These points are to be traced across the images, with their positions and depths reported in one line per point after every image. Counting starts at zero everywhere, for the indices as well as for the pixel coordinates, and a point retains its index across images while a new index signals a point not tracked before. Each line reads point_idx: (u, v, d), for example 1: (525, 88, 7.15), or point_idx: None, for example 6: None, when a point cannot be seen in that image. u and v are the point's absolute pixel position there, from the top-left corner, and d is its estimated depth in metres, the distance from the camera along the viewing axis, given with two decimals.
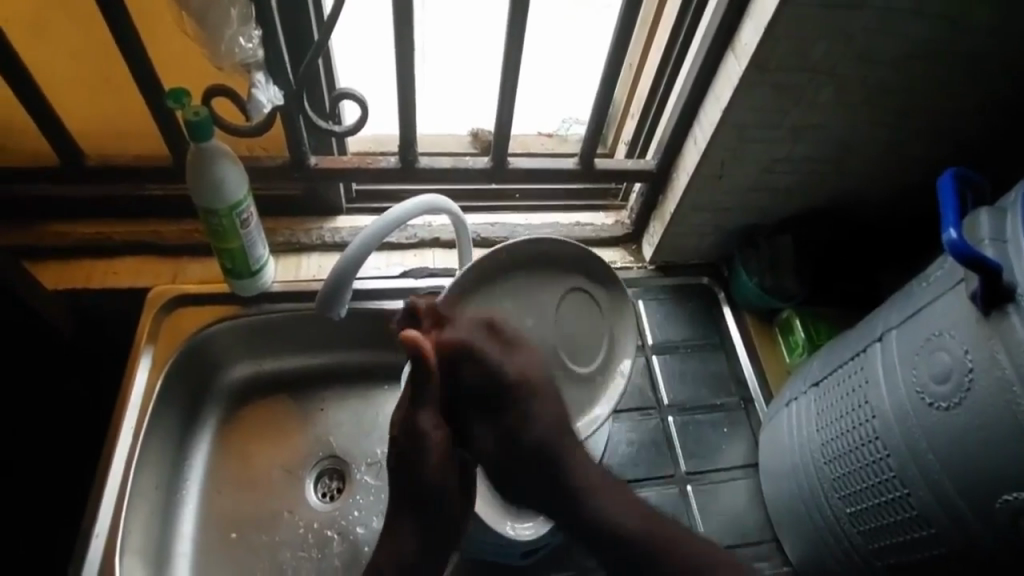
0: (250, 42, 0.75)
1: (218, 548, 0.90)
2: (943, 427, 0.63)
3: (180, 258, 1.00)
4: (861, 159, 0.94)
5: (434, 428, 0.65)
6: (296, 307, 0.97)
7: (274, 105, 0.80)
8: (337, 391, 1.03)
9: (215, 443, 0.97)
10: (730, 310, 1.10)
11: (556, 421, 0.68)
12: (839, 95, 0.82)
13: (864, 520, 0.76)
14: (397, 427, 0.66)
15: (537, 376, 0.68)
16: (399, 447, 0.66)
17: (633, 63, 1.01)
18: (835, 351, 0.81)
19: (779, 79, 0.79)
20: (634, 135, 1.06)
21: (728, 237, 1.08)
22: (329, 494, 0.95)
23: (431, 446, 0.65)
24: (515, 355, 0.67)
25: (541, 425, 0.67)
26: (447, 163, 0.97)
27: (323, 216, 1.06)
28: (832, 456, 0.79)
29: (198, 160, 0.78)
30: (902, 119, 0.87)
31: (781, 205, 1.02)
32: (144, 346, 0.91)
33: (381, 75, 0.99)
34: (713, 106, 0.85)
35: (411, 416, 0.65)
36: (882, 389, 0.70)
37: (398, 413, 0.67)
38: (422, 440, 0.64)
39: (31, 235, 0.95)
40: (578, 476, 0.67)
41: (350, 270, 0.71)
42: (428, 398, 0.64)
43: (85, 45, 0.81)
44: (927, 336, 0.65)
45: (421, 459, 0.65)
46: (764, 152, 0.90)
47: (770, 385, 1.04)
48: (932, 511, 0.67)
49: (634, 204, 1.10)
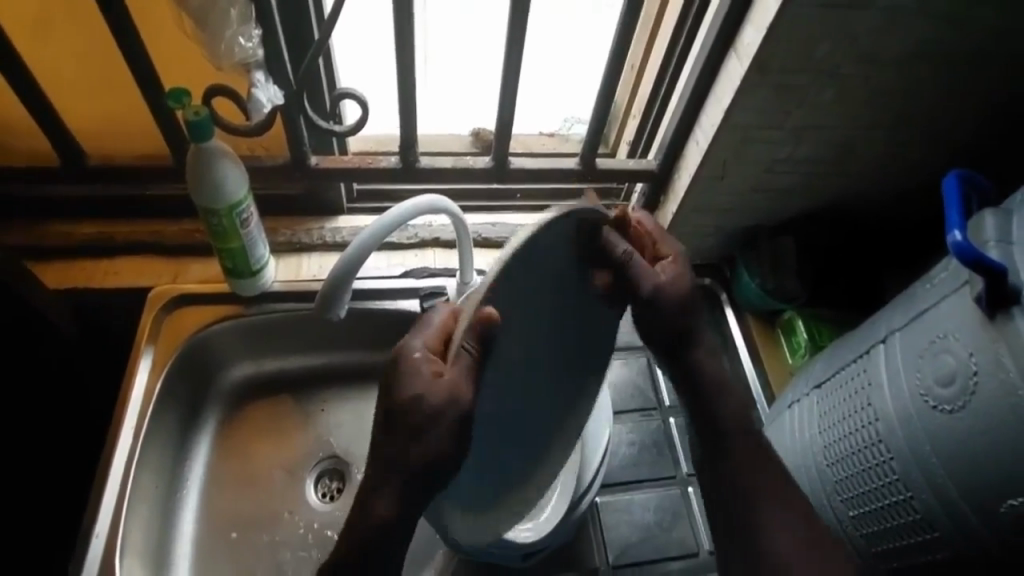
0: (250, 42, 0.75)
1: (217, 549, 0.90)
2: (946, 430, 0.63)
3: (181, 257, 0.99)
4: (864, 161, 0.93)
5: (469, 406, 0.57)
6: (294, 308, 0.97)
7: (274, 105, 0.79)
8: (337, 391, 1.02)
9: (215, 443, 0.97)
10: (732, 311, 1.09)
11: (680, 304, 0.68)
12: (841, 98, 0.81)
13: (866, 523, 0.75)
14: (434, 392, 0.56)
15: (665, 281, 0.67)
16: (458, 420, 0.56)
17: (635, 63, 1.01)
18: (837, 352, 0.80)
19: (783, 79, 0.78)
20: (636, 135, 1.05)
21: (729, 238, 1.08)
22: (330, 494, 0.95)
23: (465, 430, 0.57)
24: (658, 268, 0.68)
25: (707, 370, 0.68)
26: (447, 164, 0.96)
27: (322, 216, 1.06)
28: (834, 459, 0.78)
29: (198, 159, 0.78)
30: (905, 120, 0.87)
31: (782, 207, 1.01)
32: (144, 346, 0.91)
33: (381, 73, 0.99)
34: (715, 106, 0.85)
35: (456, 384, 0.56)
36: (886, 392, 0.70)
37: (430, 382, 0.56)
38: (466, 414, 0.56)
39: (33, 235, 0.95)
40: (693, 327, 0.69)
41: (348, 274, 0.71)
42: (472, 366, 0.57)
43: (87, 46, 0.80)
44: (931, 339, 0.64)
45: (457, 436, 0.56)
46: (766, 153, 0.90)
47: (771, 385, 1.04)
48: (935, 515, 0.66)
49: (636, 204, 1.10)
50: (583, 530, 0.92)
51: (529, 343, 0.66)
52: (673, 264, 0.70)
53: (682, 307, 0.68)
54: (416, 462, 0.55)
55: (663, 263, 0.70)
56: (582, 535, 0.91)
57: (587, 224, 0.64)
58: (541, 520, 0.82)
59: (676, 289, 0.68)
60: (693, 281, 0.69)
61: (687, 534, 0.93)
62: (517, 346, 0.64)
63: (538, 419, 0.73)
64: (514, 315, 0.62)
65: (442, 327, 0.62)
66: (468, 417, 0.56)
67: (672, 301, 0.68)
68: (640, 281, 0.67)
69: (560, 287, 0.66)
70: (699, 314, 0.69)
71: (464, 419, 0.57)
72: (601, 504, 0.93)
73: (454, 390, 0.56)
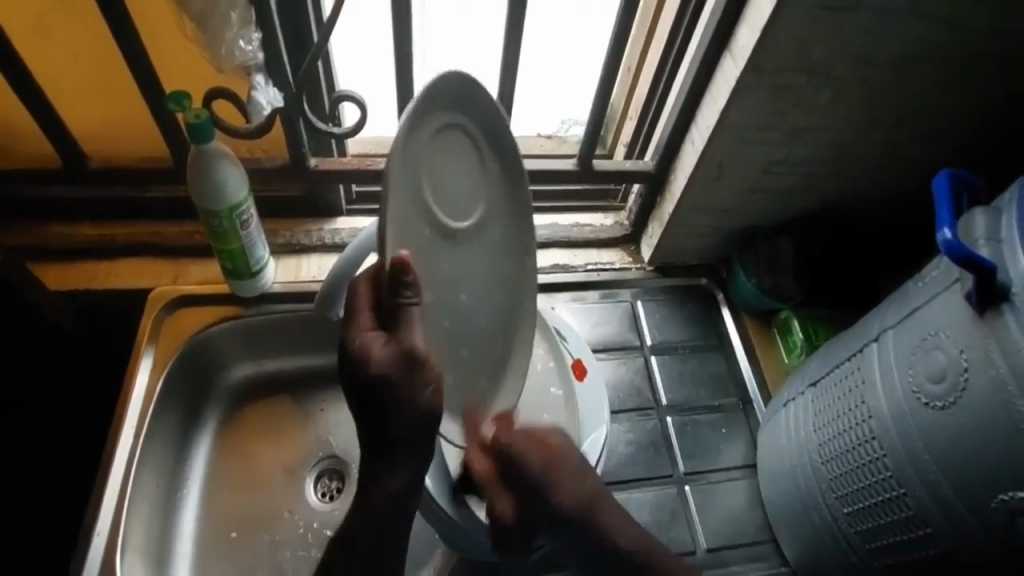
0: (250, 45, 0.76)
1: (217, 548, 0.90)
2: (939, 427, 0.63)
3: (181, 259, 1.00)
4: (859, 161, 0.94)
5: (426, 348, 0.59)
6: (292, 309, 0.98)
7: (273, 106, 0.81)
8: (336, 392, 1.03)
9: (215, 443, 0.97)
10: (729, 311, 1.10)
11: (574, 500, 0.71)
12: (835, 98, 0.82)
13: (861, 520, 0.76)
14: (383, 360, 0.58)
15: (554, 466, 0.71)
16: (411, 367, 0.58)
17: (632, 64, 1.01)
18: (832, 351, 0.81)
19: (777, 80, 0.79)
20: (633, 136, 1.06)
21: (726, 238, 1.08)
22: (329, 493, 0.96)
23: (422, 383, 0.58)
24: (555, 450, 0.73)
25: (629, 535, 0.72)
26: None
27: (322, 217, 1.07)
28: (829, 456, 0.79)
29: (197, 162, 0.79)
30: (899, 121, 0.87)
31: (778, 207, 1.02)
32: (145, 347, 0.92)
33: (379, 76, 1.00)
34: (710, 107, 0.86)
35: (401, 337, 0.58)
36: (879, 389, 0.71)
37: (380, 352, 0.58)
38: (422, 360, 0.58)
39: (34, 237, 0.96)
40: (614, 539, 0.71)
41: (347, 274, 0.72)
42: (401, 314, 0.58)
43: (88, 49, 0.81)
44: (923, 336, 0.65)
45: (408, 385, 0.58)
46: (762, 154, 0.90)
47: (768, 385, 1.04)
48: (928, 511, 0.67)
49: (633, 205, 1.11)
50: None
51: (448, 252, 0.68)
52: (560, 449, 0.74)
53: (582, 508, 0.71)
54: (410, 410, 0.59)
55: (549, 443, 0.74)
56: None
57: (464, 111, 0.69)
58: None
59: (572, 501, 0.71)
60: (581, 468, 0.74)
61: (685, 533, 0.94)
62: (440, 261, 0.66)
63: (487, 349, 0.75)
64: (420, 229, 0.62)
65: (368, 297, 0.61)
66: (424, 361, 0.58)
67: (580, 504, 0.71)
68: (523, 467, 0.71)
69: (458, 186, 0.69)
70: (600, 512, 0.72)
71: (418, 365, 0.58)
72: None
73: (402, 345, 0.58)
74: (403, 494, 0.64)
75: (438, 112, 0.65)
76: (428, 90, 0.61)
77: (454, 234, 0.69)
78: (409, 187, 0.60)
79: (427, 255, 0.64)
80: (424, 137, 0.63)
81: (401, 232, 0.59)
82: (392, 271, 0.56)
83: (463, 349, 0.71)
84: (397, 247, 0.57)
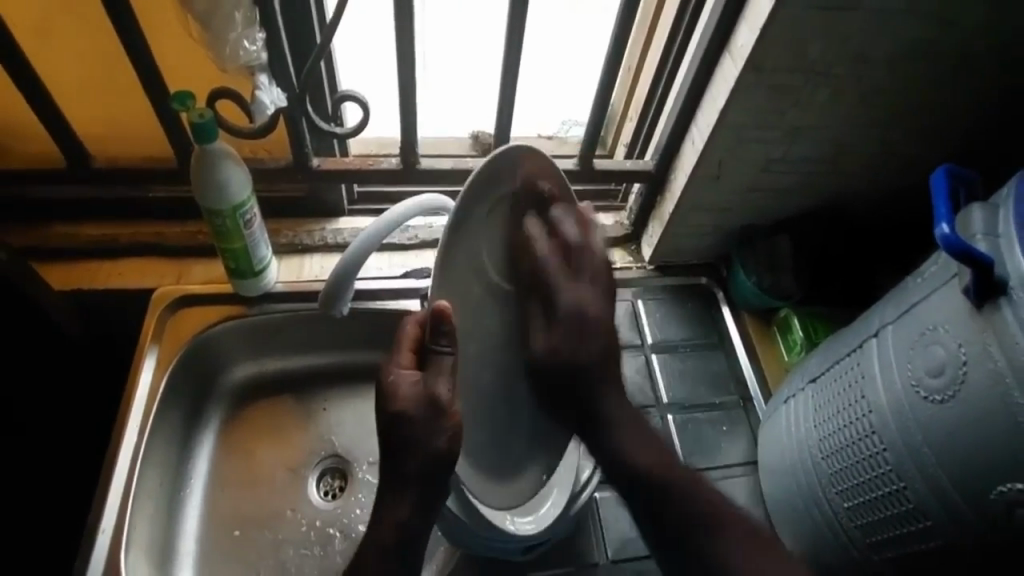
0: (254, 45, 0.77)
1: (221, 546, 0.91)
2: (937, 420, 0.64)
3: (184, 259, 1.01)
4: (856, 159, 0.95)
5: (451, 396, 0.65)
6: (295, 307, 0.99)
7: (277, 106, 0.81)
8: (339, 390, 1.03)
9: (218, 442, 0.98)
10: (729, 310, 1.11)
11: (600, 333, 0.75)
12: (833, 97, 0.83)
13: (861, 514, 0.77)
14: (410, 396, 0.65)
15: (591, 303, 0.74)
16: (432, 409, 0.64)
17: (631, 65, 1.03)
18: (832, 347, 0.82)
19: (777, 78, 0.79)
20: (633, 136, 1.07)
21: (725, 237, 1.09)
22: (332, 492, 0.96)
23: (443, 423, 0.64)
24: (573, 260, 0.74)
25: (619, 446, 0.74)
26: (447, 164, 0.98)
27: (324, 217, 1.07)
28: (829, 451, 0.79)
29: (202, 162, 0.79)
30: (896, 120, 0.88)
31: (777, 206, 1.03)
32: (148, 346, 0.92)
33: (381, 76, 1.01)
34: (710, 106, 0.87)
35: (430, 382, 0.65)
36: (878, 384, 0.71)
37: (410, 390, 0.65)
38: (446, 405, 0.64)
39: (39, 238, 0.96)
40: (604, 408, 0.75)
41: (351, 272, 0.72)
42: (436, 360, 0.65)
43: (94, 51, 0.82)
44: (921, 331, 0.66)
45: (424, 427, 0.64)
46: (761, 152, 0.91)
47: (768, 383, 1.05)
48: (927, 504, 0.67)
49: (634, 205, 1.11)
50: (583, 525, 0.92)
51: (495, 310, 0.72)
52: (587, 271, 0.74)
53: (575, 335, 0.73)
54: (427, 450, 0.64)
55: (588, 225, 0.74)
56: (583, 529, 0.92)
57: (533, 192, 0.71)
58: (541, 512, 0.82)
59: (567, 331, 0.73)
60: (603, 292, 0.76)
61: None
62: (483, 314, 0.71)
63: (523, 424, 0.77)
64: (467, 284, 0.69)
65: (413, 337, 0.68)
66: (447, 409, 0.64)
67: (593, 321, 0.74)
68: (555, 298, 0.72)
69: (507, 251, 0.72)
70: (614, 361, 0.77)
71: (442, 410, 0.64)
72: (601, 500, 0.94)
73: (431, 389, 0.64)
74: (411, 521, 0.67)
75: (506, 187, 0.70)
76: (485, 167, 0.66)
77: (504, 296, 0.72)
78: (461, 245, 0.68)
79: (467, 307, 0.70)
80: (479, 207, 0.68)
81: (441, 284, 0.66)
82: (433, 319, 0.63)
83: (499, 413, 0.75)
84: (439, 298, 0.65)
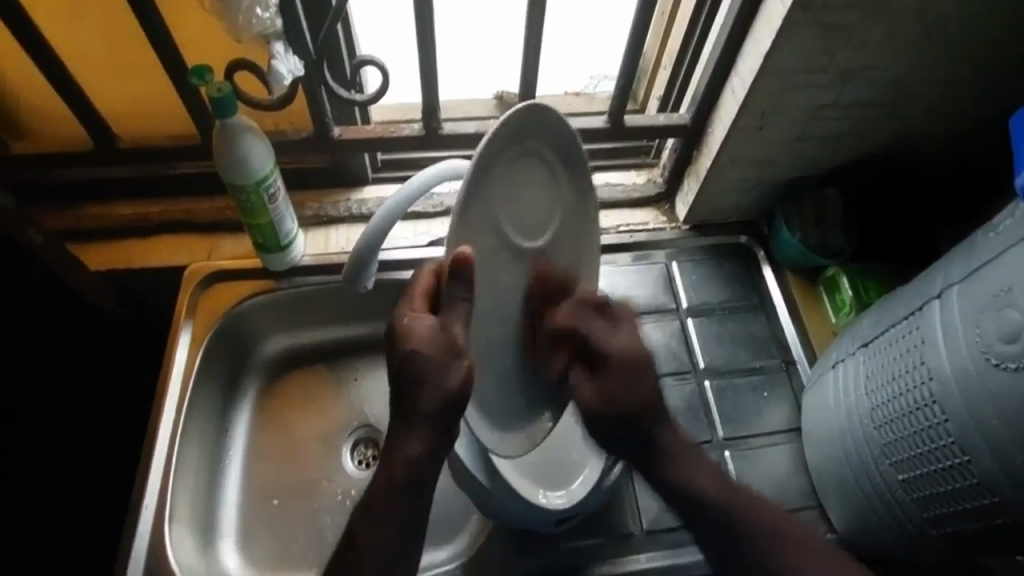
0: (267, 12, 0.74)
1: (261, 513, 0.94)
2: (1010, 390, 0.58)
3: (211, 234, 1.01)
4: (918, 103, 0.86)
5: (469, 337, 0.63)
6: (327, 279, 0.98)
7: (295, 76, 0.78)
8: (369, 360, 1.04)
9: (255, 414, 1.00)
10: (772, 270, 1.05)
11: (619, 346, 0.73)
12: (893, 34, 0.74)
13: (918, 487, 0.72)
14: (425, 339, 0.63)
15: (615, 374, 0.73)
16: (445, 348, 0.63)
17: (666, 8, 0.94)
18: (887, 309, 0.76)
19: (829, 16, 0.71)
20: (668, 87, 1.00)
21: (768, 192, 1.02)
22: (365, 461, 0.98)
23: (457, 364, 0.63)
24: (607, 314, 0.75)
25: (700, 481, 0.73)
26: (470, 128, 0.94)
27: (350, 187, 1.06)
28: (883, 420, 0.74)
29: (222, 136, 0.78)
30: (967, 56, 0.79)
31: (828, 157, 0.95)
32: (183, 321, 0.94)
33: (400, 38, 0.96)
34: (753, 50, 0.79)
35: (445, 326, 0.63)
36: (941, 350, 0.65)
37: (425, 333, 0.64)
38: (460, 347, 0.63)
39: (71, 218, 0.98)
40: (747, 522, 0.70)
41: (374, 245, 0.70)
42: (453, 299, 0.62)
43: (109, 29, 0.81)
44: (994, 292, 0.59)
45: (436, 366, 0.63)
46: (809, 99, 0.83)
47: (814, 346, 1.00)
48: (994, 479, 0.63)
49: (667, 160, 1.05)
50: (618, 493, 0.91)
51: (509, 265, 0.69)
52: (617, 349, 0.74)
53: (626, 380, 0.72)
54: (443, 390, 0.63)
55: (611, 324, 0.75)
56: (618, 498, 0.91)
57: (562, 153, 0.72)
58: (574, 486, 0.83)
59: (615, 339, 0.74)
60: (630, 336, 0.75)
61: None
62: (500, 270, 0.67)
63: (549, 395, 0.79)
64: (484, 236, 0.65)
65: (426, 286, 0.68)
66: (461, 350, 0.62)
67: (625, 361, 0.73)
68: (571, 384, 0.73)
69: (536, 203, 0.71)
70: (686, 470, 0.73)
71: (455, 353, 0.63)
72: None
73: (445, 332, 0.63)
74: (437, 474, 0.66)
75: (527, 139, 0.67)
76: (508, 120, 0.63)
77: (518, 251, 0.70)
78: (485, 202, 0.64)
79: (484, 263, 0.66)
80: (505, 155, 0.65)
81: (462, 230, 0.62)
82: (455, 267, 0.60)
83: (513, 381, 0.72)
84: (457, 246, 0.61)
